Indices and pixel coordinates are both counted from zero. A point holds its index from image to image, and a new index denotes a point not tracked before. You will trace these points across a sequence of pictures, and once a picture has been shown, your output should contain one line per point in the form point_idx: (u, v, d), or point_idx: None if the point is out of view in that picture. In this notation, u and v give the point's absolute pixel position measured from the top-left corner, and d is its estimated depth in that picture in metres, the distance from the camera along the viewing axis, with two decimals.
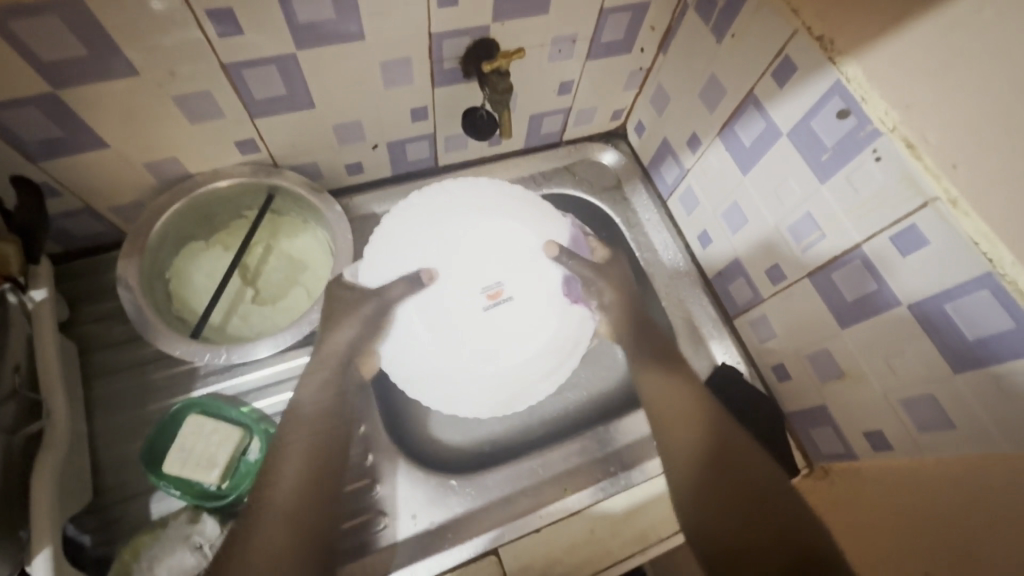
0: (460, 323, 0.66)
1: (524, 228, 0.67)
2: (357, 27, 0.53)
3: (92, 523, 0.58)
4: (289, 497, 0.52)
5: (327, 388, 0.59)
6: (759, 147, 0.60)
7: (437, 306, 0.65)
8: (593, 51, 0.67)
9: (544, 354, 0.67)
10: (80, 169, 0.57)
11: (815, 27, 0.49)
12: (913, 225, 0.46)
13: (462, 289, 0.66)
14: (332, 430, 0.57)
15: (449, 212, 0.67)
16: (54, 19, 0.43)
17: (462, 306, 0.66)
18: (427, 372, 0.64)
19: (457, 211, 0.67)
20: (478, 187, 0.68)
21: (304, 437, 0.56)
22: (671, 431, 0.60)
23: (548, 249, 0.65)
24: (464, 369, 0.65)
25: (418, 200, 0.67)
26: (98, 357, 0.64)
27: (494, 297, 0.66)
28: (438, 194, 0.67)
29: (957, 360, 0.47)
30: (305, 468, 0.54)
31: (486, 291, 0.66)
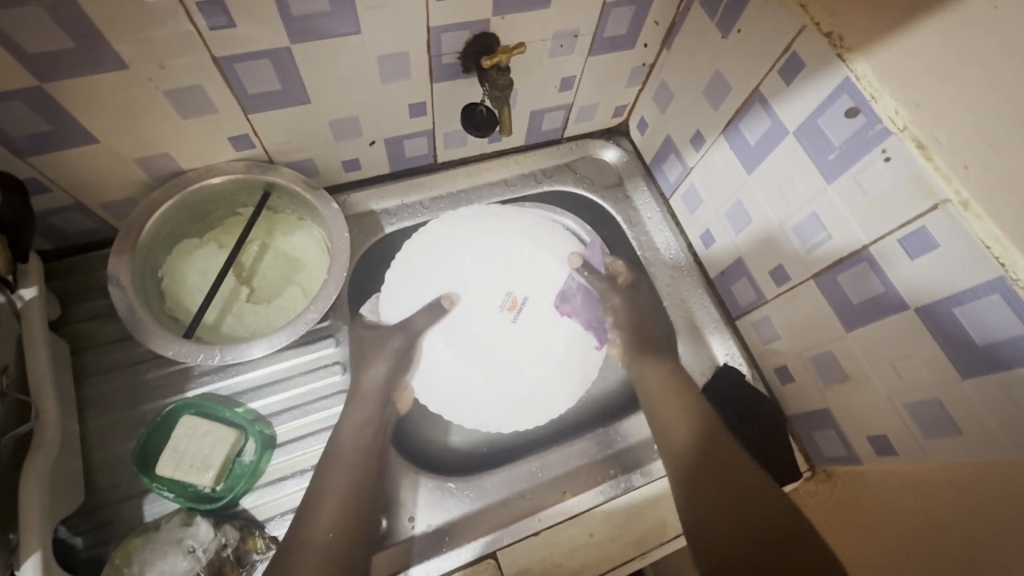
0: (500, 348, 0.71)
1: (514, 236, 0.77)
2: (353, 20, 0.52)
3: (84, 525, 0.57)
4: (330, 536, 0.57)
5: (365, 428, 0.63)
6: (764, 146, 0.59)
7: (475, 348, 0.71)
8: (595, 46, 0.66)
9: (572, 347, 0.72)
10: (69, 165, 0.55)
11: (824, 23, 0.48)
12: (922, 227, 0.45)
13: (481, 316, 0.73)
14: (371, 462, 0.61)
15: (449, 245, 0.75)
16: (38, 10, 0.42)
17: (485, 325, 0.72)
18: (483, 408, 0.68)
19: (471, 237, 0.75)
20: (457, 220, 0.76)
21: (348, 471, 0.60)
22: (672, 438, 0.65)
23: (571, 261, 0.76)
24: (519, 391, 0.69)
25: (426, 246, 0.74)
26: (90, 356, 0.63)
27: (513, 306, 0.73)
28: (440, 241, 0.75)
29: (966, 365, 0.46)
30: (347, 502, 0.59)
31: (506, 298, 0.74)
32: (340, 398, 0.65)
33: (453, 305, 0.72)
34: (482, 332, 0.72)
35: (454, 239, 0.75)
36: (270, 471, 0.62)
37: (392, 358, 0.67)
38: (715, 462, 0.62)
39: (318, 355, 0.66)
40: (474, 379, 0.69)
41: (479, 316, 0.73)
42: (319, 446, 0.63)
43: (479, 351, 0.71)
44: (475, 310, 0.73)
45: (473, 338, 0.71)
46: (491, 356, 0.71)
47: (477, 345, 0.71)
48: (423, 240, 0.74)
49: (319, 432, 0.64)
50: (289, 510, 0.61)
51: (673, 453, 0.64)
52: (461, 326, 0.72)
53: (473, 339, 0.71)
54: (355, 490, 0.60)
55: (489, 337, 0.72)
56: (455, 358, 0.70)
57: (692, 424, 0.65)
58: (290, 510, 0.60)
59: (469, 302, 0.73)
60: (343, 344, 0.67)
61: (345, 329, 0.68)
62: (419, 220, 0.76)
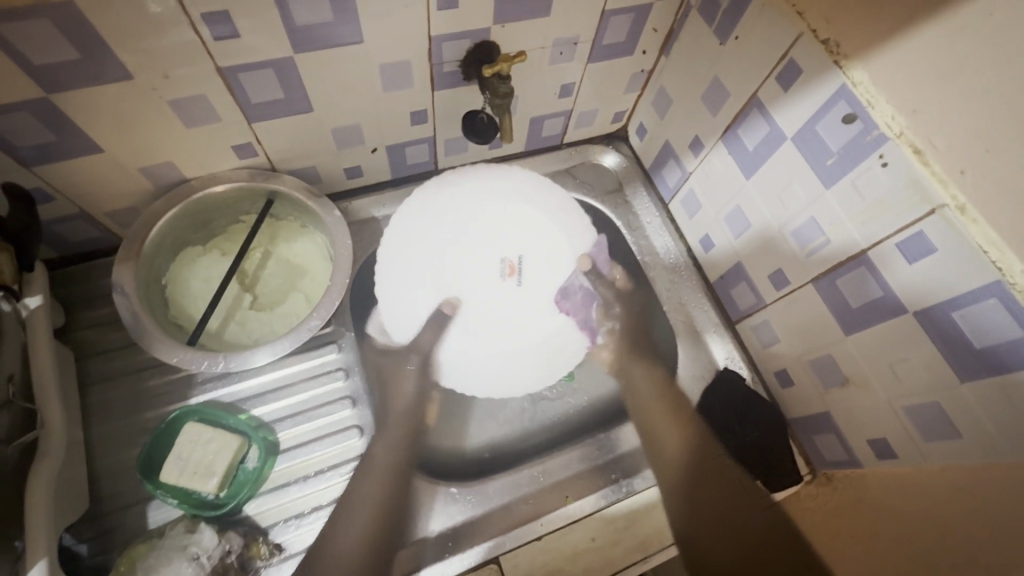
0: (505, 313, 0.71)
1: (518, 200, 0.73)
2: (355, 30, 0.52)
3: (88, 532, 0.57)
4: (358, 551, 0.56)
5: (398, 446, 0.63)
6: (762, 151, 0.59)
7: (478, 318, 0.70)
8: (595, 53, 0.67)
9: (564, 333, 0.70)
10: (74, 174, 0.56)
11: (821, 30, 0.48)
12: (919, 231, 0.45)
13: (486, 285, 0.71)
14: (401, 476, 0.62)
15: (443, 214, 0.71)
16: (44, 21, 0.42)
17: (486, 292, 0.71)
18: (496, 377, 0.69)
19: (466, 203, 0.72)
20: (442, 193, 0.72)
21: (381, 484, 0.60)
22: (661, 448, 0.65)
23: (581, 263, 0.71)
24: (539, 348, 0.70)
25: (414, 221, 0.70)
26: (94, 364, 0.64)
27: (512, 270, 0.71)
28: (437, 208, 0.71)
29: (965, 368, 0.46)
30: (379, 516, 0.59)
31: (504, 263, 0.71)
32: (343, 403, 0.65)
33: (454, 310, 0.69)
34: (488, 301, 0.71)
35: (450, 203, 0.72)
36: (273, 477, 0.62)
37: (414, 378, 0.66)
38: (705, 476, 0.64)
39: (321, 361, 0.67)
40: (483, 349, 0.69)
41: (484, 285, 0.71)
42: (322, 452, 0.63)
43: (485, 317, 0.70)
44: (480, 279, 0.71)
45: (476, 309, 0.70)
46: (499, 324, 0.70)
47: (481, 314, 0.70)
48: (410, 217, 0.70)
49: (322, 438, 0.64)
50: (292, 516, 0.61)
51: (665, 463, 0.65)
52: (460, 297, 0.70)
53: (474, 308, 0.70)
54: (385, 504, 0.60)
55: (496, 304, 0.71)
56: (454, 329, 0.69)
57: (686, 440, 0.66)
58: (294, 516, 0.61)
59: (469, 273, 0.71)
60: (346, 350, 0.68)
61: (347, 335, 0.69)
62: None
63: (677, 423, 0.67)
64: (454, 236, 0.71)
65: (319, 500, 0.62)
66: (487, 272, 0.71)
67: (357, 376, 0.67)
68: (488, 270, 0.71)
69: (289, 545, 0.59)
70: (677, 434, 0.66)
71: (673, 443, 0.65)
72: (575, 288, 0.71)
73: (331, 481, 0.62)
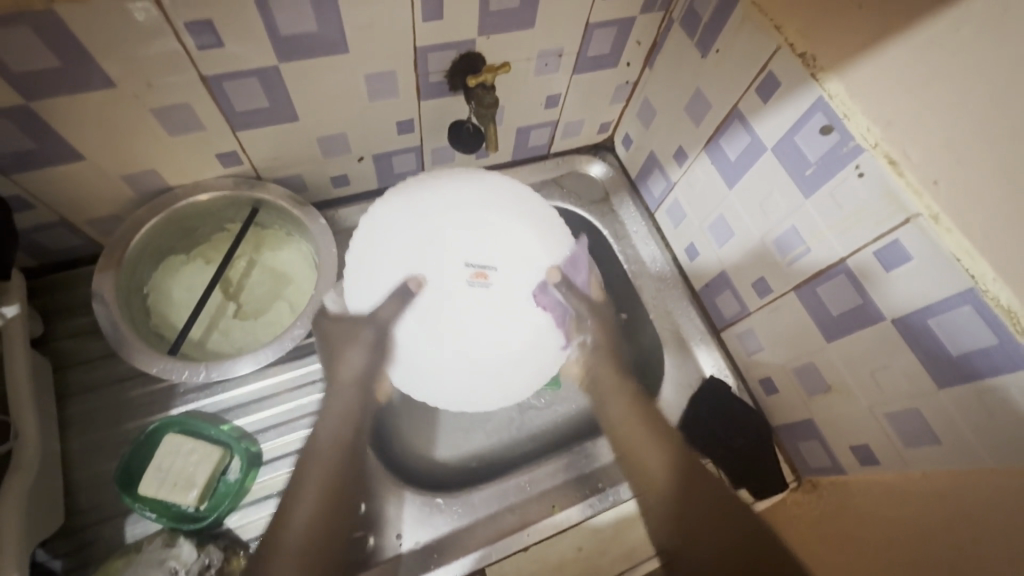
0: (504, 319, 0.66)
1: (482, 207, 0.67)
2: (340, 39, 0.52)
3: (63, 547, 0.56)
4: (308, 529, 0.54)
5: (347, 427, 0.60)
6: (744, 161, 0.60)
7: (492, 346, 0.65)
8: (579, 65, 0.68)
9: (536, 344, 0.66)
10: (55, 182, 0.55)
11: (798, 44, 0.50)
12: (896, 240, 0.46)
13: (481, 308, 0.66)
14: (348, 458, 0.59)
15: (369, 263, 0.64)
16: (25, 30, 0.42)
17: (455, 300, 0.66)
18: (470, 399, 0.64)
19: (426, 215, 0.66)
20: (403, 205, 0.65)
21: (331, 463, 0.58)
22: (646, 472, 0.62)
23: (549, 275, 0.66)
24: (504, 368, 0.65)
25: (380, 232, 0.65)
26: (73, 375, 0.63)
27: (480, 274, 0.66)
28: (399, 217, 0.65)
29: (941, 375, 0.47)
30: (327, 490, 0.57)
31: (471, 269, 0.66)
32: None
33: (420, 286, 0.65)
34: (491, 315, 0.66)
35: (411, 214, 0.66)
36: (256, 489, 0.61)
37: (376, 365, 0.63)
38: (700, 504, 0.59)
39: (305, 371, 0.66)
40: (513, 363, 0.65)
41: (473, 310, 0.66)
42: None
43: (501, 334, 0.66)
44: (475, 317, 0.66)
45: (481, 338, 0.65)
46: (508, 336, 0.66)
47: (452, 325, 0.65)
48: (378, 223, 0.64)
49: None
50: None
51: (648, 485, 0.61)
52: (443, 345, 0.65)
53: (462, 349, 0.65)
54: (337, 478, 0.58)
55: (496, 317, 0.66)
56: (464, 376, 0.64)
57: (665, 456, 0.62)
58: None
59: (437, 283, 0.65)
60: None
61: None
62: None
63: (654, 431, 0.63)
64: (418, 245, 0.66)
65: None
66: (473, 302, 0.66)
67: None
68: (470, 288, 0.66)
69: None
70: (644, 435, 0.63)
71: (655, 462, 0.61)
72: (548, 286, 0.66)
73: None
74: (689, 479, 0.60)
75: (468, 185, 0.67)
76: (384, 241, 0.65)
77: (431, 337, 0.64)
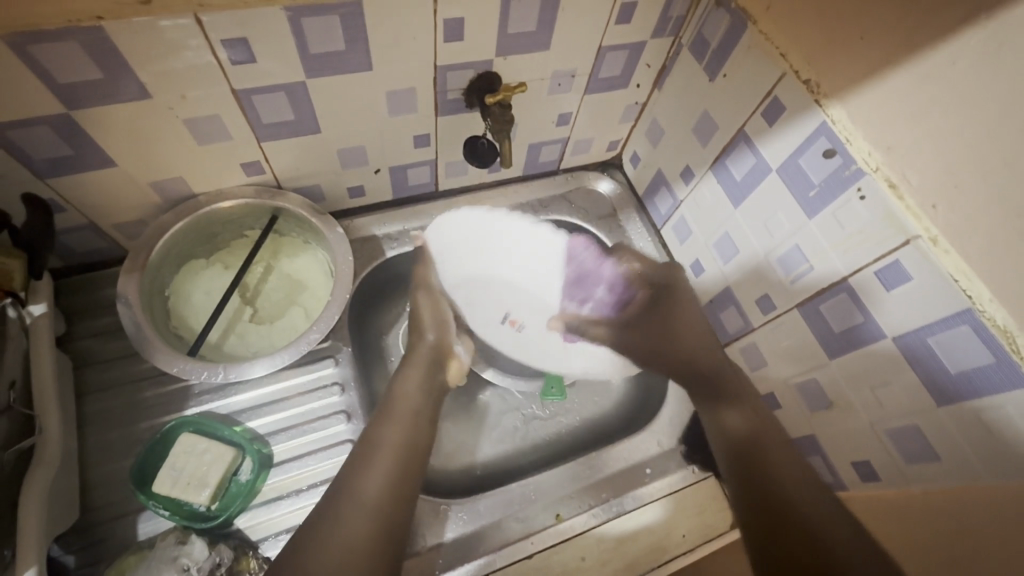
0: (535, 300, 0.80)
1: (483, 256, 0.79)
2: (365, 57, 0.55)
3: (77, 543, 0.57)
4: (378, 502, 0.54)
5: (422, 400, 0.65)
6: (749, 181, 0.62)
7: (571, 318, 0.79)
8: (591, 85, 0.70)
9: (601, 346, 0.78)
10: (86, 186, 0.57)
11: (803, 71, 0.52)
12: (896, 260, 0.48)
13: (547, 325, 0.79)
14: (412, 440, 0.60)
15: (463, 297, 0.79)
16: (73, 43, 0.45)
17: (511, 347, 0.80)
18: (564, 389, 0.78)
19: (467, 277, 0.79)
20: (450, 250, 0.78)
21: (401, 428, 0.60)
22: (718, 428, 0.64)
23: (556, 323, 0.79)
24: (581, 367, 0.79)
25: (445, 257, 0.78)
26: (91, 374, 0.64)
27: (513, 322, 0.80)
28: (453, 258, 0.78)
29: (941, 394, 0.48)
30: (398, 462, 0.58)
31: (506, 317, 0.80)
32: (338, 418, 0.66)
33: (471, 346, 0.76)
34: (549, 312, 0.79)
35: (461, 271, 0.79)
36: (266, 490, 0.62)
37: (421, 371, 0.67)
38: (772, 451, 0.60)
39: (317, 375, 0.67)
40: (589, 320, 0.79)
41: (541, 326, 0.79)
42: (316, 466, 0.63)
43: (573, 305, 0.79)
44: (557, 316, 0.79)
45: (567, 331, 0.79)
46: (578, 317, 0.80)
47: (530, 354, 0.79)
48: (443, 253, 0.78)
49: (316, 452, 0.64)
50: (283, 530, 0.61)
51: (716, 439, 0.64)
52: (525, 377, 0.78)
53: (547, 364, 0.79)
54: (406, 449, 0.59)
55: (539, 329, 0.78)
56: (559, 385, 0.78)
57: (752, 420, 0.63)
58: (284, 531, 0.61)
59: (491, 329, 0.79)
60: (343, 365, 0.68)
61: (345, 350, 0.69)
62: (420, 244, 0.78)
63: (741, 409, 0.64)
64: (474, 303, 0.79)
65: None
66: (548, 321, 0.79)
67: (353, 391, 0.67)
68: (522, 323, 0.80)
69: None
70: (736, 408, 0.64)
71: (741, 425, 0.63)
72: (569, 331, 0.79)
73: None
74: (760, 436, 0.61)
75: (459, 236, 0.79)
76: (457, 284, 0.78)
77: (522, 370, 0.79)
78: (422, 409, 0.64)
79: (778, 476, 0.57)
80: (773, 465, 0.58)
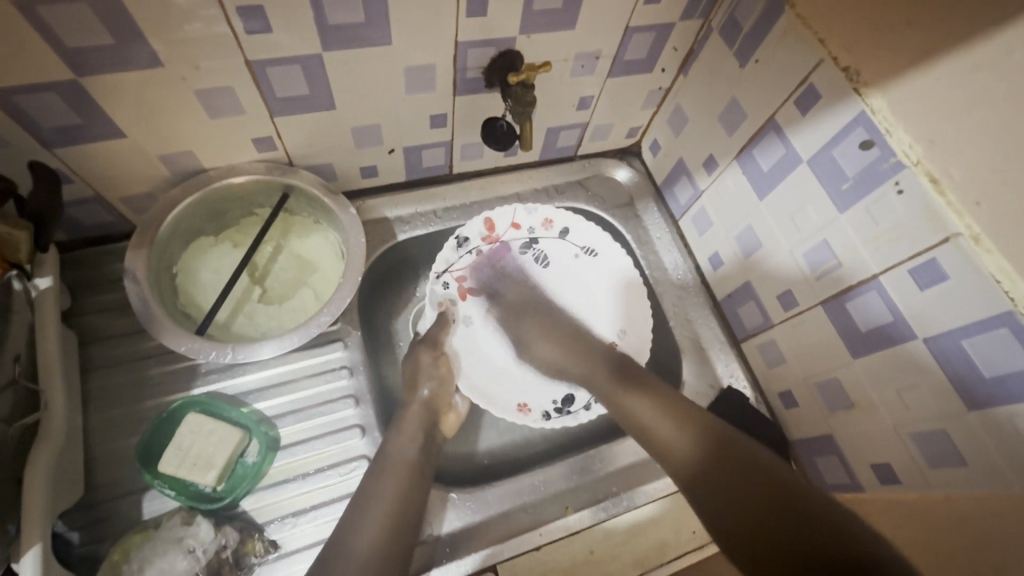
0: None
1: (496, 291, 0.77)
2: (384, 31, 0.53)
3: (81, 520, 0.57)
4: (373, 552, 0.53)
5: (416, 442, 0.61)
6: (777, 173, 0.60)
7: (602, 287, 0.76)
8: (615, 69, 0.68)
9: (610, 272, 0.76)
10: (94, 157, 0.56)
11: (841, 57, 0.49)
12: (933, 259, 0.46)
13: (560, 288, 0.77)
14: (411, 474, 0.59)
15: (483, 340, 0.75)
16: (82, 7, 0.43)
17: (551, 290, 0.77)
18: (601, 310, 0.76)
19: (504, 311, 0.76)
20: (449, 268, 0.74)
21: (398, 481, 0.58)
22: (665, 448, 0.59)
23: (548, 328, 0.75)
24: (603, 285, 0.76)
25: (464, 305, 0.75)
26: (97, 349, 0.63)
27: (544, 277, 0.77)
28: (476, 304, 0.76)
29: (972, 398, 0.47)
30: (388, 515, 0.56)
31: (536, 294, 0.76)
32: (346, 402, 0.65)
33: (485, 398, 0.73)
34: (544, 324, 0.73)
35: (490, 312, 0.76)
36: (273, 473, 0.61)
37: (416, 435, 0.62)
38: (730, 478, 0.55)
39: (326, 358, 0.66)
40: (606, 292, 0.76)
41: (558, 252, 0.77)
42: (324, 450, 0.63)
43: (603, 266, 0.76)
44: (582, 265, 0.77)
45: (580, 291, 0.77)
46: (598, 269, 0.76)
47: (569, 286, 0.77)
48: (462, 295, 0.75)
49: (324, 436, 0.63)
50: (290, 513, 0.60)
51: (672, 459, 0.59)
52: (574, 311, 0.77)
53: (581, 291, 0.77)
54: (403, 506, 0.56)
55: (541, 415, 0.70)
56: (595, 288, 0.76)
57: (681, 429, 0.59)
58: (291, 513, 0.60)
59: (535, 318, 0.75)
60: (352, 348, 0.67)
61: (354, 334, 0.68)
62: (432, 228, 0.77)
63: (651, 402, 0.62)
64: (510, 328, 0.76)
65: (317, 499, 0.61)
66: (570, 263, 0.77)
67: (362, 375, 0.66)
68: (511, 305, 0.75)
69: (284, 543, 0.59)
70: (648, 402, 0.62)
71: (665, 433, 0.59)
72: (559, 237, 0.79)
73: (330, 480, 0.62)
74: (723, 451, 0.56)
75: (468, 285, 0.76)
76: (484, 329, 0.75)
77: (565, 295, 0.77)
78: (394, 433, 0.61)
79: (753, 500, 0.53)
80: (735, 490, 0.54)
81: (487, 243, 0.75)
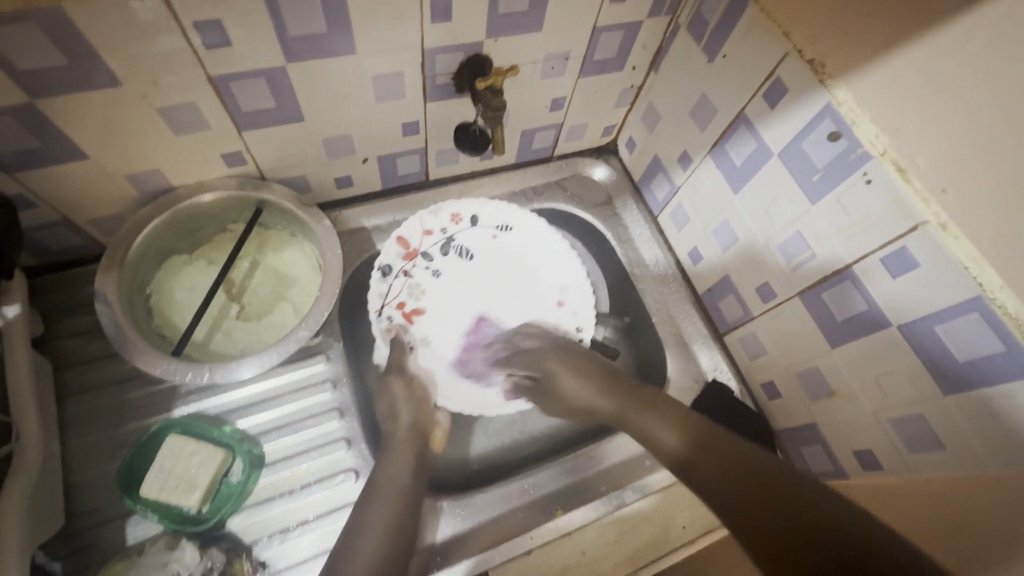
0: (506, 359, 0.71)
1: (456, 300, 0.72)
2: (348, 40, 0.52)
3: (63, 550, 0.55)
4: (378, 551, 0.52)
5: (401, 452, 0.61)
6: (749, 166, 0.61)
7: (538, 259, 0.74)
8: (585, 68, 0.68)
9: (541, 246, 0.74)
10: (58, 181, 0.55)
11: (807, 50, 0.50)
12: (903, 247, 0.46)
13: (498, 277, 0.74)
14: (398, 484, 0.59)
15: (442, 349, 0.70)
16: (33, 29, 0.42)
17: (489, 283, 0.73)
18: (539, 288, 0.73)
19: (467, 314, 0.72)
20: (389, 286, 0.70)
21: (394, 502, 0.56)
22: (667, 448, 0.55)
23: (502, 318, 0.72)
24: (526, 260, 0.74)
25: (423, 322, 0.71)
26: (73, 375, 0.62)
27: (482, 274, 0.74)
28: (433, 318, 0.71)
29: (949, 383, 0.47)
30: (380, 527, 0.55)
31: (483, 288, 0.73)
32: (330, 415, 0.64)
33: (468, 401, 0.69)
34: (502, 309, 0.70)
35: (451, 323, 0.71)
36: (258, 491, 0.60)
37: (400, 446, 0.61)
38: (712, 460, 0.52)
39: (309, 372, 0.66)
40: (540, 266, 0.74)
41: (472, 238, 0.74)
42: (310, 465, 0.62)
43: (528, 237, 0.74)
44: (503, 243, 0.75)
45: (522, 269, 0.74)
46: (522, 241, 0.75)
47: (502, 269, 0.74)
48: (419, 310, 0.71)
49: (310, 451, 0.62)
50: (277, 531, 0.59)
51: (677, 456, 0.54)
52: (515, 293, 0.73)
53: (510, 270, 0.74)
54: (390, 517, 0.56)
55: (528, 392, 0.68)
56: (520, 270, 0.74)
57: (673, 421, 0.56)
58: (279, 531, 0.59)
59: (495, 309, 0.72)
60: (334, 361, 0.67)
61: (336, 346, 0.68)
62: None
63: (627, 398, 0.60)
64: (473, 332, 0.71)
65: (303, 515, 0.60)
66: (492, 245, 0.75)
67: (345, 388, 0.66)
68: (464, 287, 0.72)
69: (272, 561, 0.58)
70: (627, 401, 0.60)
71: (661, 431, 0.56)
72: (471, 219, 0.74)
73: (317, 496, 0.61)
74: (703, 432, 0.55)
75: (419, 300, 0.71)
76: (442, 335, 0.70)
77: (501, 279, 0.74)
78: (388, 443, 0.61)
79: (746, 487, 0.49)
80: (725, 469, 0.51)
81: (409, 260, 0.72)
